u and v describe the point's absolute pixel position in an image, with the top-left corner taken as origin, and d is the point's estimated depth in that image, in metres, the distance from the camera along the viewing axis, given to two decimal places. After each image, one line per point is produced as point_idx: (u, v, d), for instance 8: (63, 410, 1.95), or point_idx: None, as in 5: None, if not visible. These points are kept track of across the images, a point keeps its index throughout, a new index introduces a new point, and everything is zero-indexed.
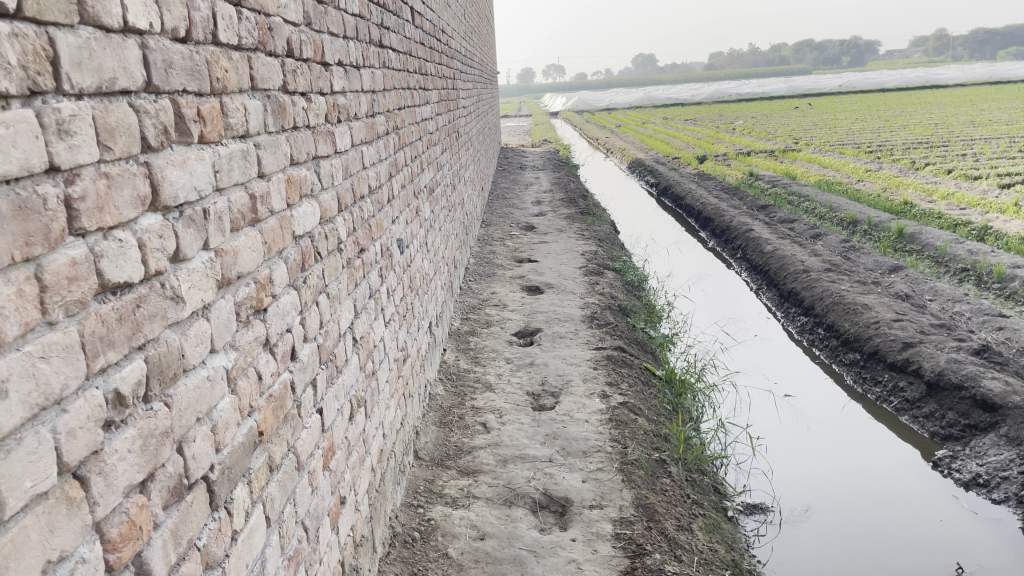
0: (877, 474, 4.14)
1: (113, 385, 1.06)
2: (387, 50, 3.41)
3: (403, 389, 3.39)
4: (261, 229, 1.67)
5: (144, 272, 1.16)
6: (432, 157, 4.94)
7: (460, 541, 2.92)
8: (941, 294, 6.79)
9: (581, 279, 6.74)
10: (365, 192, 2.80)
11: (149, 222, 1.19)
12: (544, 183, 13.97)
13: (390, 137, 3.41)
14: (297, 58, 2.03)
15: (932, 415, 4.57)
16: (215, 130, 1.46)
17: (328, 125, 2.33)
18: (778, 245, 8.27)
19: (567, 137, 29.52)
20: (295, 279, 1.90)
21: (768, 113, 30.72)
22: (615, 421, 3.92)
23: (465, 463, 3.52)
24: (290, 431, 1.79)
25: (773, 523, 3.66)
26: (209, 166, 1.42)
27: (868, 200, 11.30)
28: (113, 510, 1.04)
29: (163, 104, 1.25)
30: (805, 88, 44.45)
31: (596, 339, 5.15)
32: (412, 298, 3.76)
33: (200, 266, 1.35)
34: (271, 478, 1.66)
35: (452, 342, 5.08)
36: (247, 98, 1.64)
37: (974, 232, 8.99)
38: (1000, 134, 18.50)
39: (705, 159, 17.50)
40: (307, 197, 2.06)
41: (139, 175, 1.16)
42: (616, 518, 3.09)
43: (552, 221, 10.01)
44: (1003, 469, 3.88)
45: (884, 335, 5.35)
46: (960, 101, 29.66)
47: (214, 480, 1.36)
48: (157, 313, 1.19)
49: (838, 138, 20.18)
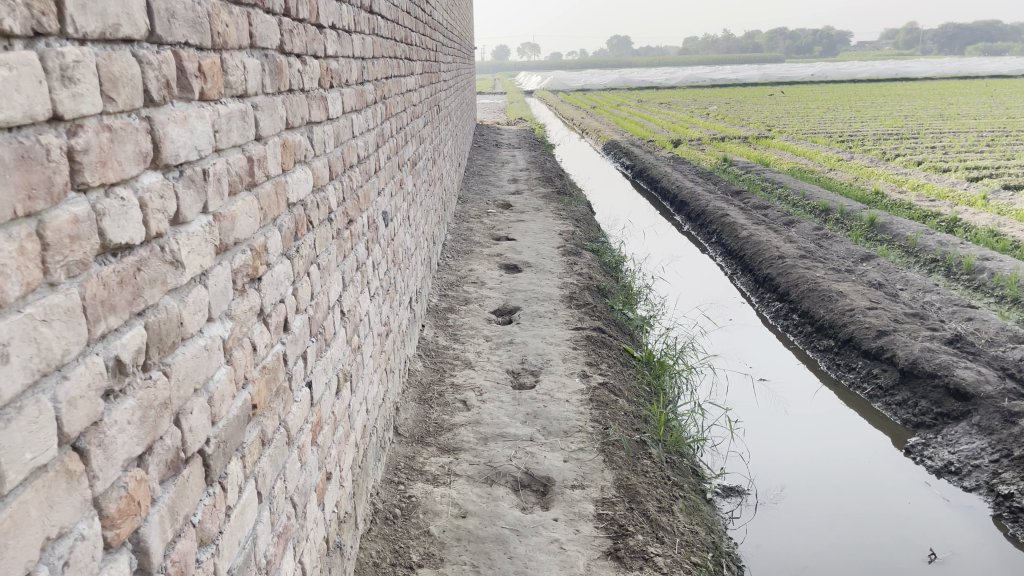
0: (852, 460, 4.18)
1: (114, 352, 0.99)
2: (377, 16, 3.32)
3: (385, 364, 3.33)
4: (257, 195, 1.60)
5: (144, 234, 1.09)
6: (415, 128, 4.85)
7: (441, 518, 2.88)
8: (913, 283, 6.87)
9: (559, 258, 6.70)
10: (354, 162, 2.73)
11: (150, 180, 1.12)
12: (521, 161, 13.90)
13: (378, 106, 3.33)
14: (293, 18, 1.95)
15: (905, 402, 4.62)
16: (215, 88, 1.39)
17: (321, 91, 2.25)
18: (754, 231, 8.30)
19: (542, 116, 29.41)
20: (289, 248, 1.83)
21: (743, 100, 30.80)
22: (595, 401, 3.90)
23: (445, 440, 3.49)
24: (282, 404, 1.73)
25: (750, 505, 3.69)
26: (210, 125, 1.34)
27: (841, 188, 11.39)
28: (111, 484, 0.99)
29: (165, 56, 1.18)
30: (778, 76, 44.68)
31: (575, 319, 5.13)
32: (395, 272, 3.70)
33: (199, 230, 1.29)
34: (263, 452, 1.60)
35: (430, 318, 5.03)
36: (246, 56, 1.56)
37: (943, 223, 9.10)
38: (967, 128, 18.78)
39: (680, 143, 17.51)
40: (301, 163, 1.98)
41: (141, 131, 1.09)
42: (598, 499, 3.07)
43: (529, 199, 9.96)
44: (974, 458, 3.94)
45: (859, 322, 5.40)
46: (931, 95, 30.02)
47: (209, 454, 1.30)
48: (156, 277, 1.12)
49: (810, 126, 20.34)
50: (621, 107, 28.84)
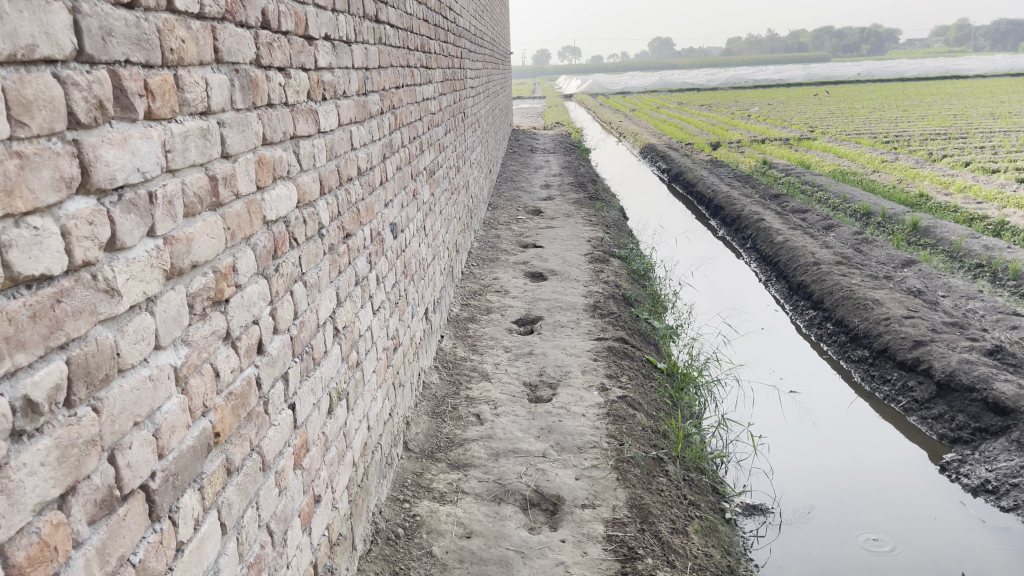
0: (883, 476, 4.01)
1: (23, 392, 0.94)
2: (384, 25, 3.27)
3: (393, 378, 3.28)
4: (223, 215, 1.55)
5: (68, 264, 1.04)
6: (433, 137, 4.80)
7: (445, 539, 2.81)
8: (955, 290, 6.63)
9: (586, 266, 6.60)
10: (353, 174, 2.68)
11: (77, 207, 1.07)
12: (554, 166, 13.80)
13: (385, 116, 3.29)
14: (274, 31, 1.90)
15: (941, 416, 4.43)
16: (167, 106, 1.34)
17: (310, 103, 2.20)
18: (790, 236, 8.10)
19: (582, 120, 29.33)
20: (265, 267, 1.78)
21: (784, 100, 30.27)
22: (612, 415, 3.80)
23: (456, 456, 3.42)
24: (254, 430, 1.68)
25: (773, 525, 3.55)
26: (158, 145, 1.29)
27: (883, 191, 11.08)
28: (20, 530, 0.93)
29: (98, 76, 1.12)
30: (822, 76, 43.81)
31: (597, 329, 5.03)
32: (406, 284, 3.65)
33: (143, 255, 1.23)
34: (229, 482, 1.55)
35: (450, 328, 4.98)
36: (209, 72, 1.51)
37: (990, 227, 8.77)
38: (1019, 127, 18.18)
39: (719, 146, 17.25)
40: (283, 179, 1.93)
41: (65, 155, 1.04)
42: (609, 519, 2.97)
43: (560, 205, 9.87)
44: (1013, 476, 3.75)
45: (895, 332, 5.20)
46: (982, 93, 29.21)
47: (154, 489, 1.25)
48: (84, 307, 1.07)
49: (854, 127, 19.90)
50: (662, 110, 28.57)
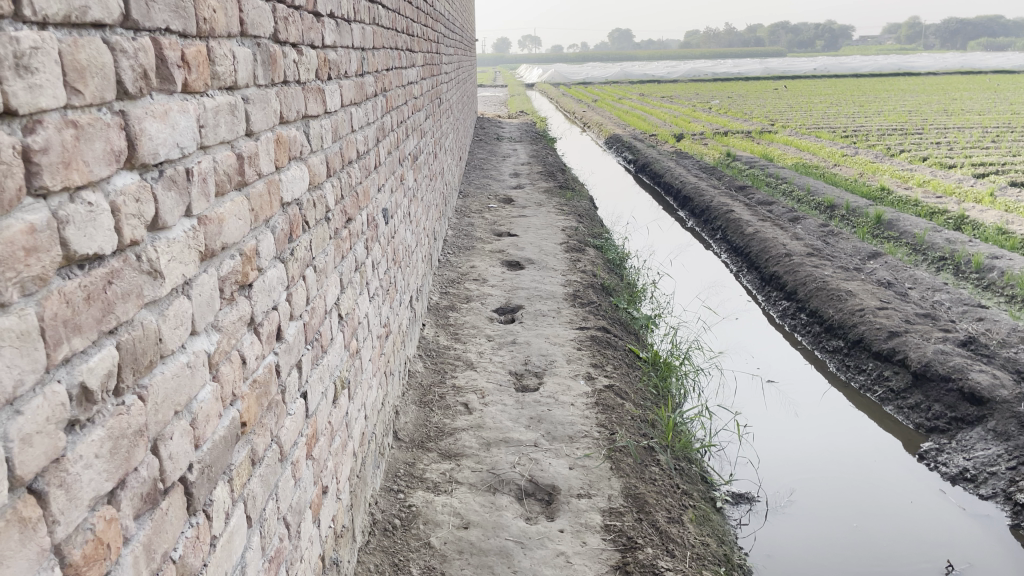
0: (862, 464, 4.07)
1: (80, 379, 0.88)
2: (377, 5, 3.19)
3: (385, 366, 3.22)
4: (248, 195, 1.48)
5: (117, 242, 0.98)
6: (416, 121, 4.73)
7: (443, 529, 2.77)
8: (921, 282, 6.75)
9: (562, 255, 6.58)
10: (353, 157, 2.61)
11: (124, 182, 1.00)
12: (522, 154, 13.74)
13: (378, 99, 3.21)
14: (288, 5, 1.83)
15: (917, 406, 4.51)
16: (201, 79, 1.27)
17: (318, 82, 2.13)
18: (760, 228, 8.18)
19: (545, 109, 29.28)
20: (282, 251, 1.72)
21: (743, 94, 30.60)
22: (601, 405, 3.79)
23: (446, 446, 3.38)
24: (274, 419, 1.62)
25: (759, 512, 3.57)
26: (194, 119, 1.22)
27: (846, 184, 11.26)
28: (76, 527, 0.87)
29: (142, 44, 1.05)
30: (781, 69, 44.40)
31: (579, 318, 5.02)
32: (395, 271, 3.59)
33: (182, 235, 1.17)
34: (253, 473, 1.49)
35: (431, 317, 4.91)
36: (236, 45, 1.44)
37: (950, 221, 8.95)
38: (971, 124, 18.59)
39: (683, 137, 17.35)
40: (296, 159, 1.86)
41: (114, 126, 0.98)
42: (605, 509, 2.96)
43: (531, 194, 9.85)
44: (991, 465, 3.83)
45: (870, 323, 5.28)
46: (934, 89, 29.93)
47: (192, 482, 1.19)
48: (131, 290, 1.01)
49: (813, 121, 20.17)
50: (625, 100, 28.67)
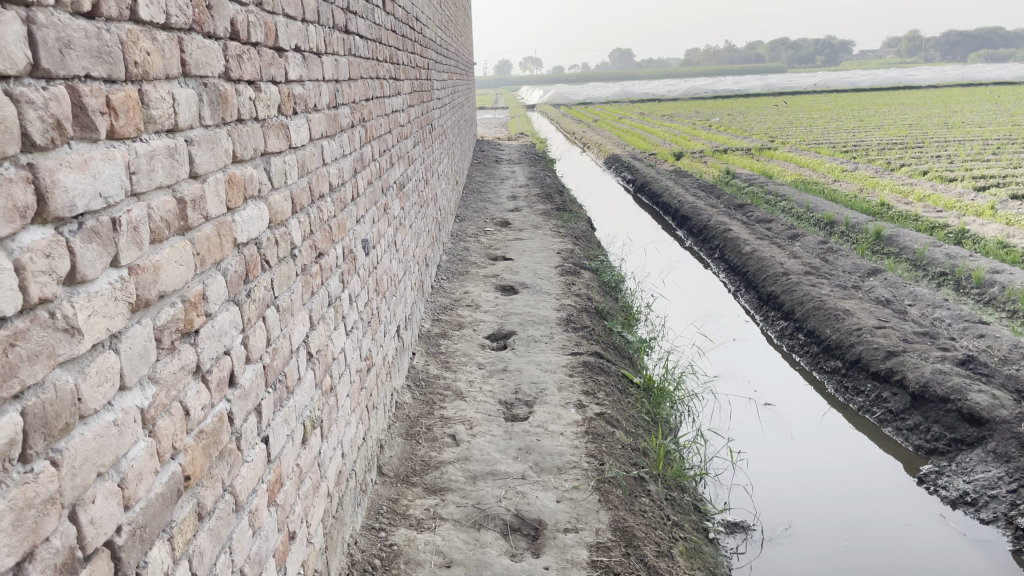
0: (861, 489, 3.99)
1: None
2: (353, 36, 3.17)
3: (367, 400, 3.16)
4: (191, 239, 1.44)
5: (22, 302, 0.93)
6: (403, 149, 4.71)
7: (424, 569, 2.70)
8: (921, 299, 6.67)
9: (557, 279, 6.54)
10: (325, 191, 2.57)
11: (32, 238, 0.96)
12: (520, 177, 13.73)
13: (356, 129, 3.18)
14: (243, 42, 1.80)
15: (916, 427, 4.43)
16: (132, 124, 1.23)
17: (281, 118, 2.09)
18: (757, 246, 8.12)
19: (545, 130, 29.37)
20: (236, 293, 1.67)
21: (743, 111, 30.68)
22: (591, 434, 3.72)
23: (432, 480, 3.31)
24: (226, 469, 1.57)
25: (755, 541, 3.49)
26: (122, 166, 1.18)
27: (846, 200, 11.20)
28: None
29: (56, 93, 1.02)
30: (781, 86, 44.58)
31: (572, 343, 4.96)
32: (378, 302, 3.54)
33: (106, 287, 1.12)
34: (200, 527, 1.43)
35: (422, 345, 4.86)
36: (176, 87, 1.40)
37: (951, 235, 8.87)
38: (973, 136, 18.52)
39: (682, 156, 17.33)
40: (253, 198, 1.82)
41: (19, 180, 0.94)
42: (593, 544, 2.89)
43: (528, 216, 9.82)
44: (991, 487, 3.73)
45: (867, 342, 5.21)
46: (934, 102, 29.95)
47: (120, 546, 1.13)
48: (42, 349, 0.97)
49: (813, 137, 20.14)
50: (624, 120, 28.76)
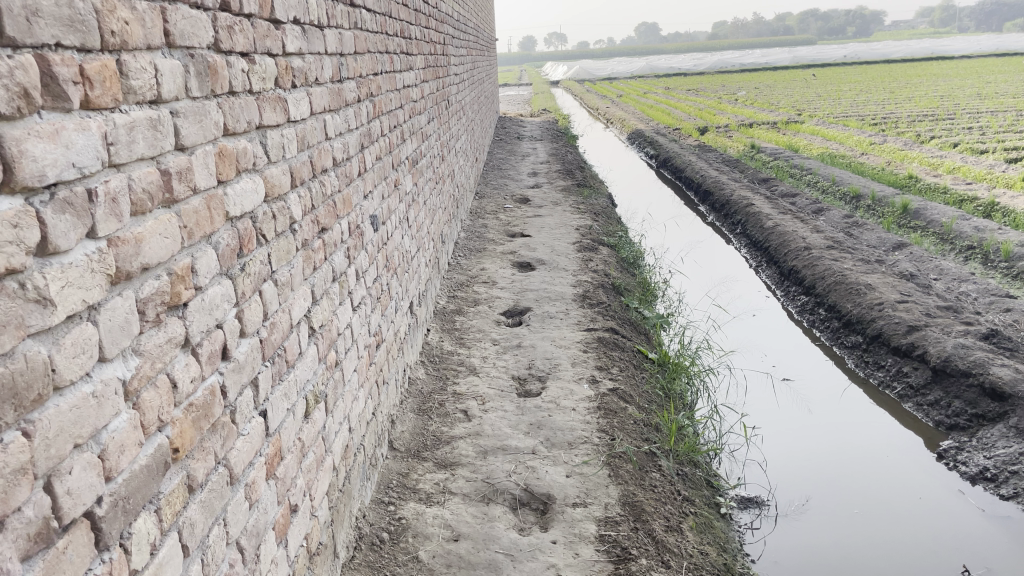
0: (878, 465, 3.93)
1: None
2: (359, 9, 3.14)
3: (376, 376, 3.16)
4: (178, 212, 1.43)
5: None
6: (416, 125, 4.68)
7: (431, 542, 2.71)
8: (947, 273, 6.53)
9: (575, 255, 6.49)
10: (328, 166, 2.56)
11: None
12: (542, 153, 13.64)
13: (362, 104, 3.16)
14: (234, 13, 1.77)
15: (937, 403, 4.36)
16: (108, 94, 1.22)
17: (278, 91, 2.07)
18: (779, 221, 8.01)
19: (567, 106, 29.14)
20: (229, 266, 1.67)
21: (769, 84, 30.21)
22: (603, 409, 3.70)
23: (443, 455, 3.32)
24: (220, 442, 1.57)
25: (769, 516, 3.46)
26: (98, 137, 1.17)
27: (873, 173, 11.00)
28: None
29: (23, 61, 1.01)
30: (808, 59, 43.84)
31: (587, 320, 4.93)
32: (389, 278, 3.53)
33: (82, 259, 1.12)
34: (191, 500, 1.44)
35: (437, 321, 4.86)
36: (158, 57, 1.38)
37: (980, 208, 8.68)
38: (1006, 107, 18.09)
39: (707, 131, 17.11)
40: (248, 172, 1.81)
41: None
42: (601, 518, 2.89)
43: (548, 192, 9.76)
44: (1012, 463, 3.67)
45: (888, 317, 5.12)
46: (966, 72, 29.26)
47: (102, 517, 1.14)
48: (9, 319, 0.96)
49: (842, 109, 19.75)
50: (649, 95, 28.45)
